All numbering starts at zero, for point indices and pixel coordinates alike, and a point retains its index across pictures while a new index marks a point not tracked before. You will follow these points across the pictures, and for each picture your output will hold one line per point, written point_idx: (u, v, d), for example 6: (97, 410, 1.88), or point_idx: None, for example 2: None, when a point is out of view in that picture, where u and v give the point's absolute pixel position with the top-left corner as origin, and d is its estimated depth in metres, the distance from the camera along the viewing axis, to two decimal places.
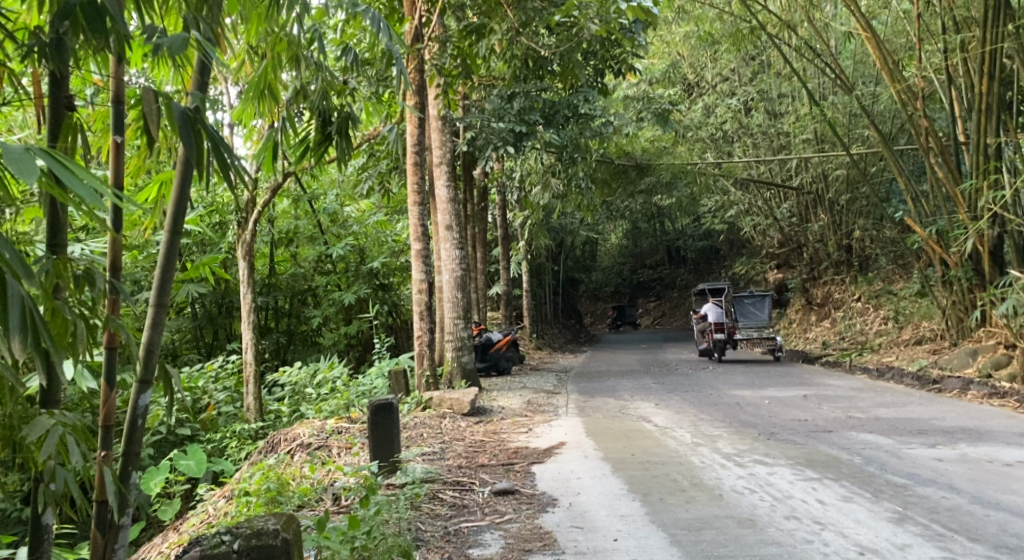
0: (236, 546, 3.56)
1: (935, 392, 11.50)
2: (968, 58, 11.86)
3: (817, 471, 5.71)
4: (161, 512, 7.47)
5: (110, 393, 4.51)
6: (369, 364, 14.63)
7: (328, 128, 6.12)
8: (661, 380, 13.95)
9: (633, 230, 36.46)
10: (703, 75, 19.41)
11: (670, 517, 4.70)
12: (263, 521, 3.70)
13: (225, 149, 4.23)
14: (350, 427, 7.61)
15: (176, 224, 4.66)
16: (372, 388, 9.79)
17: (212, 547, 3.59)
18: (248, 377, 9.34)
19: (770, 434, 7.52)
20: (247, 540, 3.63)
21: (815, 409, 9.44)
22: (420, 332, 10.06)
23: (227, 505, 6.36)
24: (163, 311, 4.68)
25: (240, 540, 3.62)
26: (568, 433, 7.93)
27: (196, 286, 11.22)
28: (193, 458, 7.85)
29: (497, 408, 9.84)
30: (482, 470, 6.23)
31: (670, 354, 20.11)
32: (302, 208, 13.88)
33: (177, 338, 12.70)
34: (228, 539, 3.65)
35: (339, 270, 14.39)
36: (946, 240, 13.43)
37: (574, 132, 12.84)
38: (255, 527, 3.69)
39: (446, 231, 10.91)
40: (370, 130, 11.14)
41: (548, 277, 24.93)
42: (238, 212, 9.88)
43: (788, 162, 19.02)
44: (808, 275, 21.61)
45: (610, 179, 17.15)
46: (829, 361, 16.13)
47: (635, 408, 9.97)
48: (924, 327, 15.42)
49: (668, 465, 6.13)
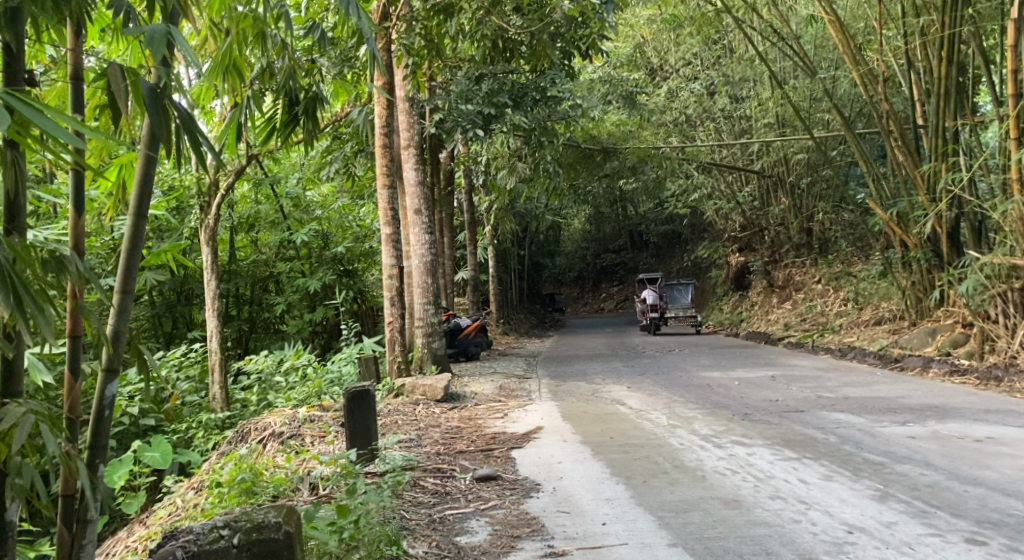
0: (235, 541, 3.61)
1: (898, 370, 11.65)
2: (928, 42, 11.96)
3: (795, 450, 5.70)
4: (126, 505, 7.30)
5: (75, 382, 4.40)
6: (334, 351, 14.46)
7: (295, 109, 6.02)
8: (630, 363, 13.99)
9: (595, 214, 36.52)
10: (667, 59, 19.45)
11: (656, 500, 4.66)
12: (263, 514, 3.72)
13: (195, 124, 4.18)
14: (322, 415, 7.48)
15: (142, 208, 4.54)
16: (341, 375, 9.67)
17: (210, 542, 3.60)
18: (214, 366, 9.18)
19: (744, 415, 7.53)
20: (247, 534, 3.65)
21: (785, 389, 9.50)
22: (390, 317, 9.94)
23: (198, 497, 6.21)
24: (129, 297, 4.55)
25: (241, 535, 3.65)
26: (544, 417, 7.89)
27: (157, 273, 10.95)
28: (159, 449, 7.67)
29: (469, 394, 9.77)
30: (461, 456, 6.15)
31: (636, 337, 20.18)
32: (264, 192, 13.77)
33: (136, 327, 12.42)
34: (227, 534, 3.67)
35: (303, 256, 14.17)
36: (905, 221, 13.58)
37: (542, 116, 12.73)
38: (255, 521, 3.71)
39: (415, 215, 10.81)
40: (334, 112, 10.97)
41: (513, 262, 24.87)
42: (200, 197, 9.64)
43: (750, 145, 19.13)
44: (770, 257, 21.80)
45: (575, 162, 17.13)
46: (791, 342, 16.30)
47: (606, 391, 9.96)
48: (884, 307, 15.62)
49: (648, 448, 6.10)
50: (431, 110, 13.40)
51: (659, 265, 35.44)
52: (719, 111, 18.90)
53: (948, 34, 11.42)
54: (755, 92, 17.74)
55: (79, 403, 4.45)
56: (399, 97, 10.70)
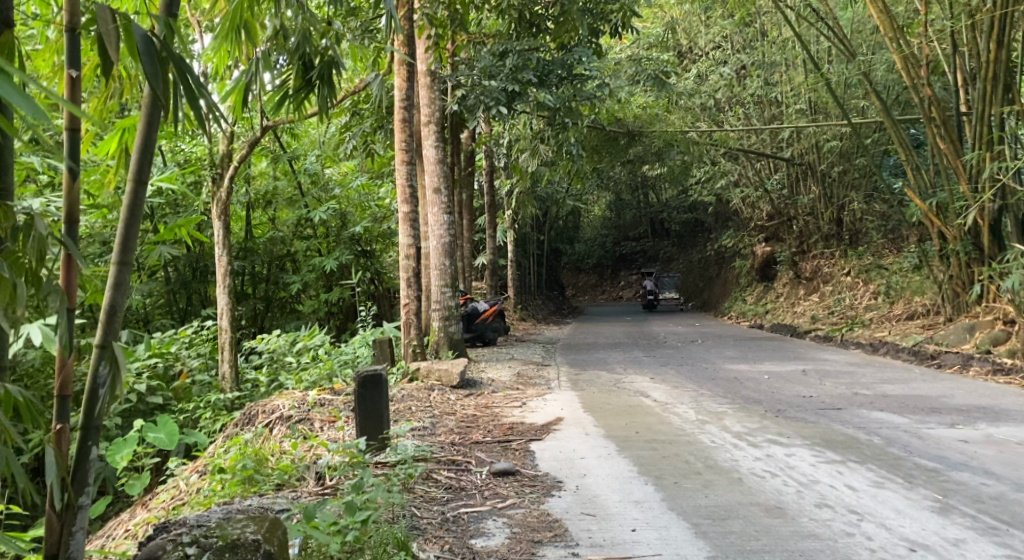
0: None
1: (934, 367, 11.15)
2: (975, 24, 11.39)
3: (838, 452, 5.27)
4: (128, 487, 6.90)
5: (66, 359, 4.06)
6: (350, 333, 14.12)
7: (309, 74, 5.77)
8: (652, 353, 13.55)
9: (617, 200, 35.99)
10: (697, 41, 18.97)
11: (689, 504, 4.26)
12: (238, 532, 3.39)
13: (194, 77, 3.84)
14: (333, 399, 7.11)
15: (142, 173, 4.16)
16: (355, 358, 9.34)
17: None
18: (223, 345, 8.85)
19: (778, 411, 7.10)
20: (220, 552, 3.35)
21: (817, 384, 9.06)
22: (406, 299, 9.55)
23: (200, 482, 5.85)
24: (127, 269, 4.19)
25: (212, 554, 3.34)
26: (565, 407, 7.50)
27: (170, 247, 10.57)
28: (164, 429, 7.30)
29: (488, 381, 9.40)
30: (477, 448, 5.77)
31: (657, 327, 19.67)
32: (282, 168, 13.47)
33: (149, 302, 12.13)
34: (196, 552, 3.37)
35: (320, 235, 13.85)
36: (945, 213, 12.98)
37: (567, 94, 12.25)
38: (229, 539, 3.39)
39: (434, 194, 10.45)
40: (355, 83, 10.59)
41: (533, 247, 24.44)
42: (212, 169, 9.21)
43: (780, 132, 18.56)
44: (797, 248, 21.26)
45: (600, 145, 16.70)
46: (819, 335, 15.80)
47: (629, 382, 9.56)
48: (917, 301, 15.09)
49: (677, 445, 5.69)
50: (454, 86, 13.05)
51: (680, 253, 34.88)
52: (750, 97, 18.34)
53: (1000, 14, 10.87)
54: (789, 77, 17.12)
55: (71, 381, 4.10)
56: (422, 72, 10.33)
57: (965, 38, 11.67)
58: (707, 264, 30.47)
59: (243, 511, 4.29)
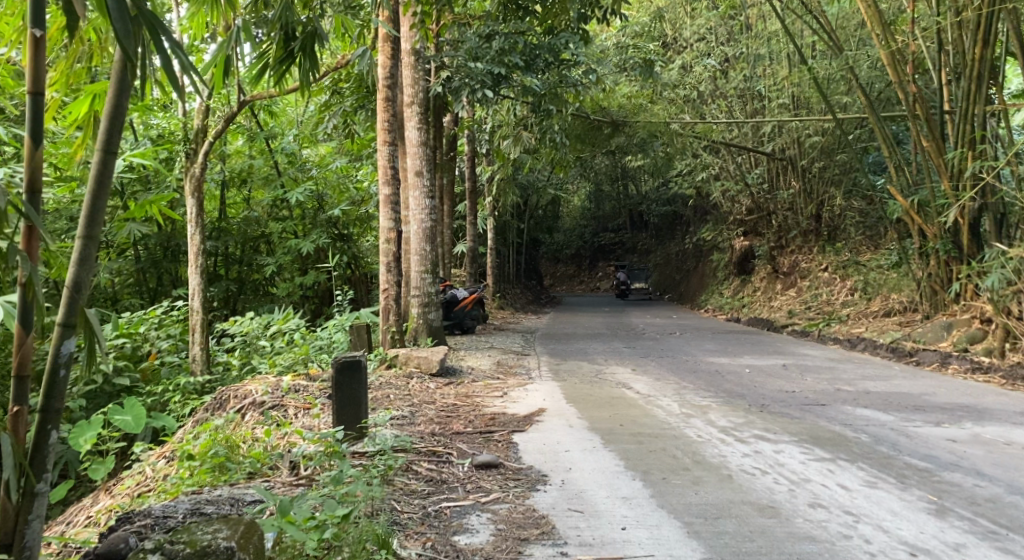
0: None
1: (913, 365, 11.11)
2: (962, 22, 11.31)
3: (828, 450, 5.16)
4: (91, 471, 6.68)
5: (26, 337, 3.89)
6: (325, 317, 13.88)
7: (291, 44, 5.73)
8: (631, 345, 13.44)
9: (597, 191, 35.89)
10: (682, 33, 18.84)
11: (680, 501, 4.14)
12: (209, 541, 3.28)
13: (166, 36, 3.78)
14: (308, 384, 6.90)
15: (111, 143, 4.08)
16: (331, 343, 9.15)
17: None
18: (194, 326, 8.60)
19: (762, 406, 6.99)
20: None
21: (799, 379, 8.96)
22: (386, 284, 9.35)
23: (169, 468, 5.63)
24: (93, 243, 4.07)
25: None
26: (547, 399, 7.34)
27: (140, 225, 10.30)
28: (131, 413, 7.06)
29: (467, 369, 9.22)
30: (458, 439, 5.62)
31: (635, 318, 19.58)
32: (258, 146, 13.31)
33: (118, 281, 11.81)
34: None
35: (296, 217, 13.59)
36: (925, 210, 12.89)
37: (553, 80, 12.39)
38: (198, 548, 3.29)
39: (416, 177, 10.26)
40: (336, 58, 10.36)
41: (512, 235, 24.24)
42: (186, 145, 8.94)
43: (762, 126, 18.46)
44: (776, 244, 20.95)
45: (582, 134, 16.52)
46: (796, 330, 15.77)
47: (611, 373, 9.43)
48: (894, 298, 15.08)
49: (663, 440, 5.57)
50: (438, 69, 12.82)
51: (658, 245, 34.82)
52: (732, 90, 18.28)
53: (987, 12, 10.78)
54: (771, 71, 17.02)
55: (30, 360, 3.92)
56: (406, 51, 10.12)
57: (950, 35, 11.60)
58: (685, 256, 30.42)
59: (213, 502, 4.09)
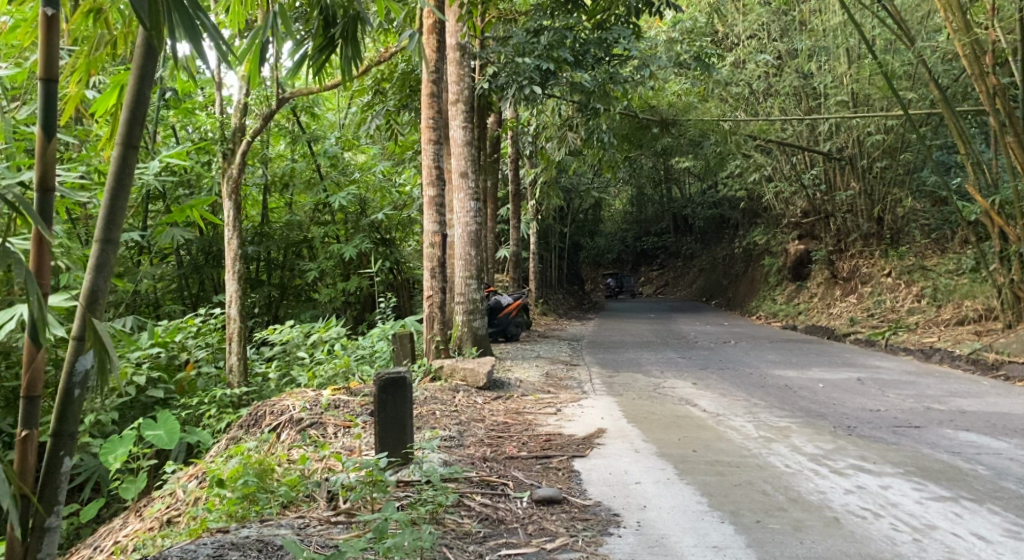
0: None
1: (1001, 380, 10.18)
2: None
3: (945, 485, 4.50)
4: (122, 490, 6.12)
5: (36, 352, 3.72)
6: (367, 325, 13.31)
7: (331, 31, 5.23)
8: (687, 354, 12.70)
9: (639, 194, 34.98)
10: (734, 29, 18.01)
11: (782, 555, 3.58)
12: None
13: None
14: (349, 400, 6.30)
15: (132, 137, 3.77)
16: (373, 353, 8.62)
17: None
18: (230, 336, 7.98)
19: (850, 429, 6.28)
20: None
21: (882, 396, 8.18)
22: (431, 289, 8.76)
23: (197, 490, 5.12)
24: (112, 248, 3.75)
25: None
26: (606, 417, 6.69)
27: (181, 229, 9.91)
28: (164, 427, 6.50)
29: (517, 382, 8.61)
30: (513, 465, 5.00)
31: (686, 326, 18.77)
32: (301, 150, 12.87)
33: (159, 287, 11.40)
34: None
35: (338, 221, 13.15)
36: (1007, 211, 11.97)
37: (603, 77, 11.63)
38: None
39: (461, 178, 9.71)
40: (375, 52, 9.81)
41: (555, 239, 23.56)
42: (223, 145, 8.38)
43: (819, 125, 17.57)
44: (835, 247, 20.03)
45: (631, 133, 15.88)
46: (860, 338, 14.84)
47: (671, 387, 8.75)
48: (967, 305, 14.13)
49: (746, 469, 4.92)
50: (484, 67, 12.19)
51: (704, 250, 33.94)
52: (786, 88, 17.36)
53: None
54: (827, 67, 16.07)
55: (41, 379, 3.76)
56: (451, 45, 9.50)
57: None
58: (733, 261, 29.45)
59: (238, 547, 3.73)
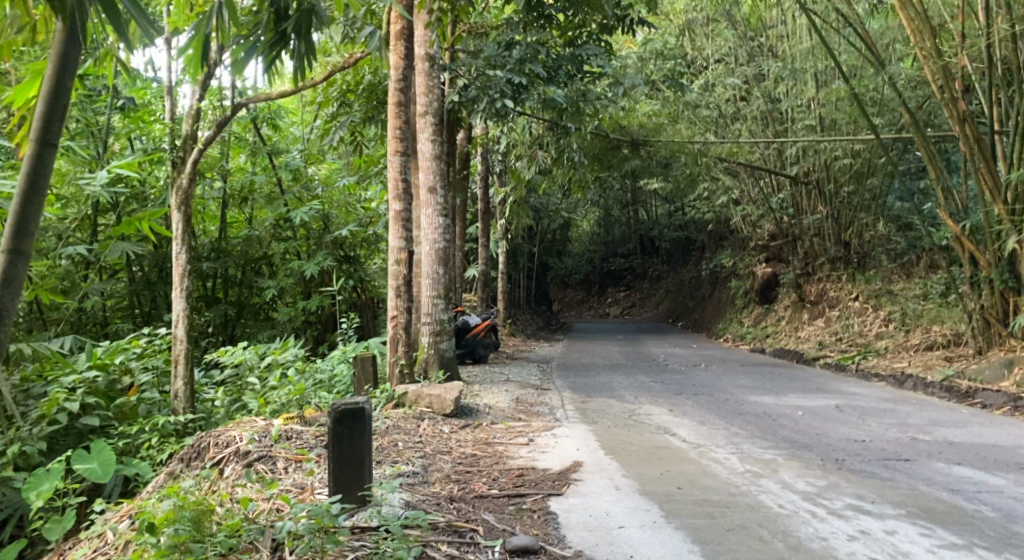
0: None
1: (978, 408, 9.86)
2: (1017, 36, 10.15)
3: (955, 533, 4.21)
4: (45, 531, 5.56)
5: None
6: (328, 346, 12.73)
7: (282, 24, 4.77)
8: (658, 379, 12.30)
9: (606, 215, 34.64)
10: (703, 49, 17.79)
11: None
12: None
13: None
14: (302, 430, 5.81)
15: (49, 137, 3.59)
16: (332, 378, 8.13)
17: None
18: (177, 358, 7.45)
19: (839, 462, 5.94)
20: None
21: (864, 425, 7.84)
22: (395, 310, 8.28)
23: (128, 532, 4.58)
24: (22, 258, 3.57)
25: None
26: (581, 448, 6.27)
27: (131, 244, 9.38)
28: (96, 460, 5.93)
29: (485, 408, 8.15)
30: (483, 507, 4.59)
31: (654, 348, 18.40)
32: (261, 163, 12.36)
33: (106, 303, 10.80)
34: None
35: (300, 237, 12.49)
36: (979, 236, 11.66)
37: (576, 94, 11.35)
38: None
39: (429, 194, 9.29)
40: (341, 59, 9.31)
41: (522, 259, 23.14)
42: (171, 156, 7.83)
43: (788, 149, 17.38)
44: (802, 270, 19.72)
45: (601, 153, 15.54)
46: (830, 363, 14.56)
47: (646, 415, 8.34)
48: (936, 331, 13.94)
49: (738, 509, 4.58)
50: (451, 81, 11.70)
51: (671, 272, 33.72)
52: (753, 112, 17.15)
53: None
54: (796, 90, 15.87)
55: None
56: (420, 56, 9.16)
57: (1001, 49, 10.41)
58: (699, 283, 29.22)
59: None
